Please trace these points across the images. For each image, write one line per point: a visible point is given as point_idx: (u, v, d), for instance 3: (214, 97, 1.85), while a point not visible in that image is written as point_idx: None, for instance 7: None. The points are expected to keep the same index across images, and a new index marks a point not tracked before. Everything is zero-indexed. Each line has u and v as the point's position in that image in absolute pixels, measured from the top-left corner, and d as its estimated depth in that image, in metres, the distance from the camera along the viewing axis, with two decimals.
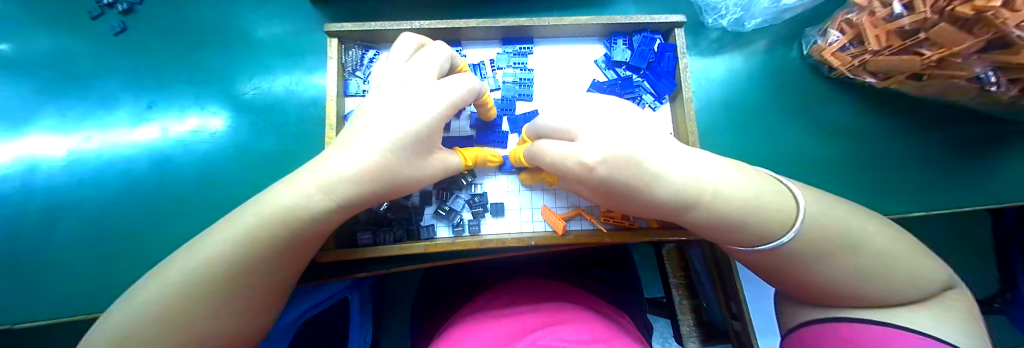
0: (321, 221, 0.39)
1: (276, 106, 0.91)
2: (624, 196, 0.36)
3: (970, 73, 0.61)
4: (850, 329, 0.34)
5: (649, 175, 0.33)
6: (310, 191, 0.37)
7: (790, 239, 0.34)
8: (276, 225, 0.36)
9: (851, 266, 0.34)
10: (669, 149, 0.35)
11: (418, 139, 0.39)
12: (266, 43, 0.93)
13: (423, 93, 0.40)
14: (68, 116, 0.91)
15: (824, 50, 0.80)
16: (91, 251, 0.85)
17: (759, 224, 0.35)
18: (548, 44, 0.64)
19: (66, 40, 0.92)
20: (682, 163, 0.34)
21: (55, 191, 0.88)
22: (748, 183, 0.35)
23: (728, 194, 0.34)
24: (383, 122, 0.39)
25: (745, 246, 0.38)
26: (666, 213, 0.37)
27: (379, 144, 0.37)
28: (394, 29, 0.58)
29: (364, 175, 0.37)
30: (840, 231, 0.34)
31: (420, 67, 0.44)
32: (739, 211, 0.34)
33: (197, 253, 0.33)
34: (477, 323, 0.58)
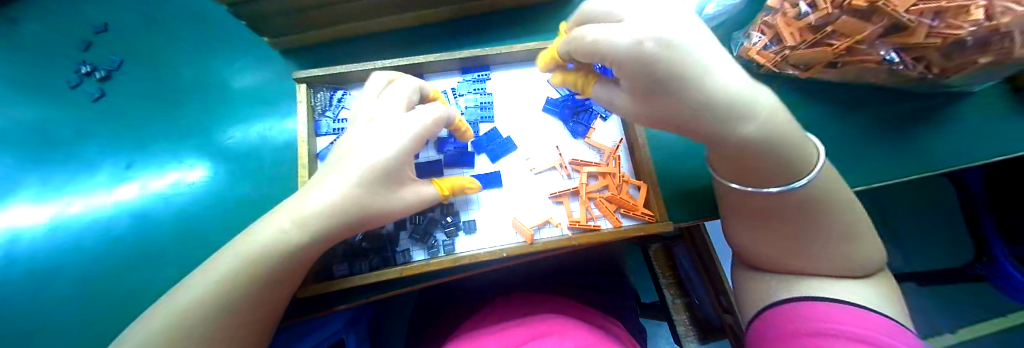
0: (293, 255, 0.43)
1: (253, 152, 0.94)
2: (669, 91, 0.38)
3: (876, 57, 0.69)
4: (812, 309, 0.46)
5: (700, 71, 0.35)
6: (286, 226, 0.42)
7: (799, 186, 0.44)
8: (252, 261, 0.41)
9: (781, 159, 0.41)
10: (712, 48, 0.38)
11: (385, 170, 0.44)
12: (240, 94, 0.97)
13: (388, 127, 0.46)
14: (47, 184, 0.93)
15: (749, 50, 0.86)
16: (73, 318, 0.84)
17: (743, 119, 0.38)
18: (502, 70, 0.70)
19: (44, 111, 0.95)
20: (735, 80, 0.37)
21: (38, 258, 0.88)
22: (786, 127, 0.40)
23: (780, 124, 0.39)
24: (355, 159, 0.44)
25: (763, 187, 0.46)
26: (716, 132, 0.40)
27: (346, 178, 0.42)
28: (358, 71, 0.63)
29: (334, 208, 0.42)
30: (795, 136, 0.41)
31: (387, 102, 0.50)
32: (776, 141, 0.39)
33: (188, 290, 0.39)
34: (465, 344, 0.60)
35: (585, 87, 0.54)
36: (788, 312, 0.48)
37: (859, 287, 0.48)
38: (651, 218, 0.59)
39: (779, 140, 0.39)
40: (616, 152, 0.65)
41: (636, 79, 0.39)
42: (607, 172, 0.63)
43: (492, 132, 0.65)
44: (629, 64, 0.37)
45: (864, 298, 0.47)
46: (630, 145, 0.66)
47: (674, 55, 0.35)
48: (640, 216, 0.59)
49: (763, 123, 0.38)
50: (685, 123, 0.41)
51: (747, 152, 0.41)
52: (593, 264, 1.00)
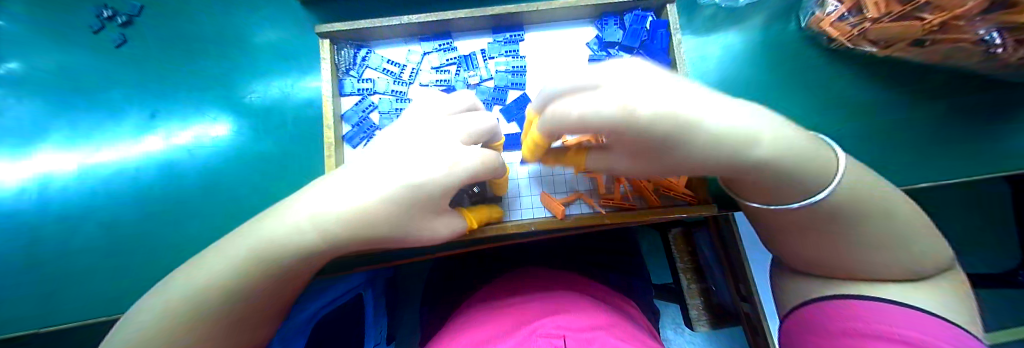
0: (312, 255, 0.34)
1: (275, 109, 0.93)
2: (665, 146, 0.29)
3: (973, 35, 0.59)
4: (865, 309, 0.35)
5: (684, 126, 0.26)
6: (302, 226, 0.32)
7: (822, 197, 0.33)
8: (268, 254, 0.32)
9: (791, 177, 0.31)
10: (694, 89, 0.29)
11: (428, 194, 0.35)
12: (262, 48, 0.94)
13: (441, 150, 0.37)
14: (77, 130, 0.94)
15: (823, 21, 0.80)
16: (106, 259, 0.87)
17: (755, 143, 0.28)
18: (538, 31, 0.63)
19: (70, 55, 0.95)
20: (722, 107, 0.28)
21: (69, 203, 0.90)
22: (798, 141, 0.31)
23: (785, 141, 0.29)
24: (395, 165, 0.35)
25: (775, 204, 0.37)
26: (723, 167, 0.30)
27: (379, 189, 0.33)
28: (384, 26, 0.58)
29: (359, 224, 0.33)
30: (802, 141, 0.31)
31: (448, 123, 0.41)
32: (791, 160, 0.30)
33: (198, 276, 0.30)
34: (480, 314, 0.59)
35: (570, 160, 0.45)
36: (821, 312, 0.39)
37: (923, 293, 0.36)
38: (691, 200, 0.57)
39: (790, 153, 0.30)
40: None
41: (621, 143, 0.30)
42: None
43: (522, 98, 0.60)
44: (611, 129, 0.28)
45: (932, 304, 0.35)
46: None
47: (647, 117, 0.26)
48: (678, 197, 0.58)
49: (771, 141, 0.29)
50: (694, 168, 0.31)
51: (762, 176, 0.31)
52: (612, 246, 0.97)
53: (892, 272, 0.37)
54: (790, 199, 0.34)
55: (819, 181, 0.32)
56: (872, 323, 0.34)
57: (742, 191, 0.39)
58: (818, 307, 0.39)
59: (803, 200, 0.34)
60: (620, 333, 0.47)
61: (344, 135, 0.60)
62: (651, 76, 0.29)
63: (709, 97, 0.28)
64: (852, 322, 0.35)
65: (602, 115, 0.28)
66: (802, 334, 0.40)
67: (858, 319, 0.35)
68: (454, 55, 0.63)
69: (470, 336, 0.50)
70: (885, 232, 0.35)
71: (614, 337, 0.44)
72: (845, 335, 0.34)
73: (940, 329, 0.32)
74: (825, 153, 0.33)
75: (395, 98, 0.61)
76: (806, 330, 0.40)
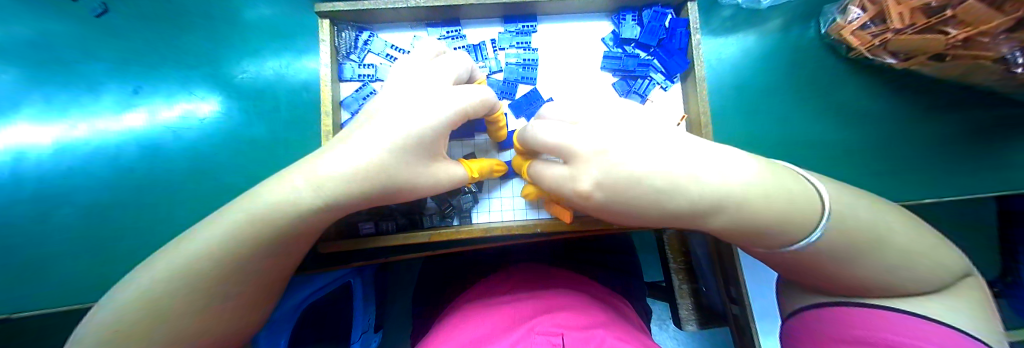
0: (308, 220, 0.34)
1: (269, 90, 0.88)
2: (632, 214, 0.32)
3: (996, 53, 0.58)
4: (896, 324, 0.34)
5: (651, 199, 0.29)
6: (297, 185, 0.32)
7: (817, 238, 0.32)
8: (275, 221, 0.32)
9: (763, 231, 0.32)
10: (671, 148, 0.30)
11: (421, 138, 0.37)
12: (256, 25, 0.89)
13: (429, 98, 0.38)
14: (53, 103, 0.89)
15: (844, 28, 0.77)
16: (83, 241, 0.84)
17: (725, 209, 0.30)
18: (553, 22, 0.60)
19: (46, 22, 0.89)
20: (701, 168, 0.29)
21: (45, 180, 0.86)
22: (773, 188, 0.31)
23: (754, 202, 0.30)
24: (391, 118, 0.36)
25: (765, 247, 0.36)
26: (683, 223, 0.33)
27: (387, 141, 0.34)
28: (389, 8, 0.54)
29: (360, 180, 0.33)
30: (771, 195, 0.30)
31: (427, 70, 0.42)
32: (764, 218, 0.31)
33: (203, 239, 0.30)
34: (479, 311, 0.57)
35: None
36: (843, 318, 0.37)
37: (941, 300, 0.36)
38: None
39: (772, 211, 0.31)
40: None
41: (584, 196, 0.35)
42: None
43: (532, 94, 0.57)
44: (578, 199, 0.35)
45: (960, 315, 0.35)
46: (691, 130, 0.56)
47: (600, 198, 0.32)
48: None
49: (733, 211, 0.30)
50: (657, 224, 0.34)
51: (739, 234, 0.34)
52: (612, 246, 0.96)
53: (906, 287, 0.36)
54: (783, 243, 0.34)
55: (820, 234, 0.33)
56: (872, 334, 0.35)
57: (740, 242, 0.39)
58: (823, 313, 0.40)
59: (799, 243, 0.33)
60: (617, 330, 0.47)
61: (342, 123, 0.56)
62: (625, 130, 0.32)
63: (680, 160, 0.29)
64: (851, 330, 0.36)
65: (567, 185, 0.35)
66: (807, 334, 0.41)
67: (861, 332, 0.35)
68: (462, 44, 0.59)
69: (471, 332, 0.48)
70: (895, 255, 0.34)
71: (613, 336, 0.43)
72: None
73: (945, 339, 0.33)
74: (810, 196, 0.33)
75: None
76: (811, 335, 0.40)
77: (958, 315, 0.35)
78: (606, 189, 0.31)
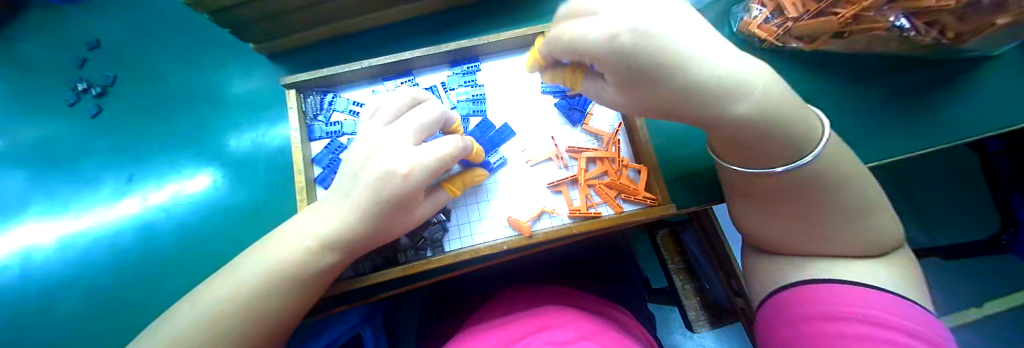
0: (301, 270, 0.47)
1: (250, 159, 0.95)
2: (657, 81, 0.32)
3: (885, 23, 0.66)
4: (871, 301, 0.42)
5: (682, 58, 0.30)
6: (306, 244, 0.47)
7: (804, 162, 0.41)
8: (299, 266, 0.47)
9: (778, 130, 0.37)
10: (706, 31, 0.33)
11: (394, 200, 0.44)
12: (234, 101, 0.97)
13: (399, 155, 0.44)
14: (55, 199, 0.94)
15: (750, 24, 0.85)
16: (89, 330, 0.87)
17: (737, 101, 0.33)
18: (493, 60, 0.68)
19: (46, 129, 0.97)
20: (736, 56, 0.33)
21: (50, 276, 0.90)
22: (779, 93, 0.37)
23: (770, 94, 0.35)
24: (366, 184, 0.44)
25: (761, 164, 0.44)
26: (709, 113, 0.35)
27: (360, 208, 0.44)
28: (346, 72, 0.62)
29: (348, 233, 0.46)
30: (780, 99, 0.36)
31: (393, 131, 0.46)
32: (772, 114, 0.36)
33: (232, 285, 0.44)
34: (472, 339, 0.58)
35: (575, 83, 0.46)
36: (827, 298, 0.44)
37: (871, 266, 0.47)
38: (654, 201, 0.57)
39: (773, 114, 0.36)
40: (615, 137, 0.63)
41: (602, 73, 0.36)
42: (606, 157, 0.61)
43: (484, 122, 0.63)
44: (602, 57, 0.33)
45: (882, 276, 0.46)
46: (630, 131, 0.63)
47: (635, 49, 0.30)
48: (642, 200, 0.58)
49: (759, 96, 0.34)
50: (676, 111, 0.36)
51: (742, 134, 0.38)
52: (603, 254, 0.98)
53: (839, 250, 0.47)
54: (776, 163, 0.42)
55: (799, 146, 0.40)
56: (850, 309, 0.42)
57: (728, 161, 0.49)
58: (800, 291, 0.47)
59: (789, 164, 0.41)
60: (605, 341, 0.48)
61: (316, 177, 0.61)
62: (667, 13, 0.31)
63: (716, 46, 0.32)
64: (834, 307, 0.42)
65: (591, 38, 0.33)
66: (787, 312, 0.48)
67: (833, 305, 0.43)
68: (416, 90, 0.66)
69: None
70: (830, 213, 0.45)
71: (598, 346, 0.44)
72: (824, 319, 0.42)
73: (902, 309, 0.41)
74: (807, 117, 0.40)
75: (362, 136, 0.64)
76: (790, 309, 0.47)
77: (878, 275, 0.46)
78: (636, 34, 0.29)
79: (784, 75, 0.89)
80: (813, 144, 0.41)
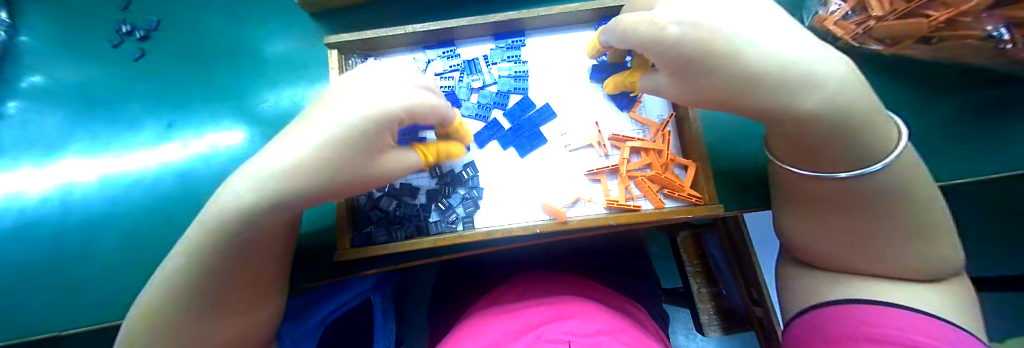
0: (254, 229, 0.34)
1: (285, 117, 0.95)
2: (707, 67, 0.35)
3: (980, 32, 0.60)
4: (913, 323, 0.38)
5: (728, 46, 0.32)
6: (238, 191, 0.31)
7: (878, 169, 0.36)
8: (224, 231, 0.32)
9: (848, 133, 0.34)
10: (775, 21, 0.33)
11: (364, 134, 0.35)
12: (272, 58, 0.97)
13: (378, 91, 0.38)
14: (98, 137, 0.98)
15: (827, 19, 0.79)
16: (119, 267, 0.90)
17: (813, 85, 0.30)
18: (540, 36, 0.64)
19: (91, 69, 0.99)
20: (802, 43, 0.31)
21: (90, 211, 0.93)
22: (861, 91, 0.32)
23: (845, 90, 0.31)
24: (338, 109, 0.34)
25: (822, 170, 0.40)
26: (766, 107, 0.34)
27: (319, 135, 0.32)
28: (389, 36, 0.60)
29: (303, 177, 0.32)
30: (858, 97, 0.32)
31: (380, 78, 0.41)
32: (845, 112, 0.32)
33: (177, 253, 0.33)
34: (489, 319, 0.58)
35: (633, 83, 0.53)
36: (863, 318, 0.41)
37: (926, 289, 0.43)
38: (698, 200, 0.56)
39: (853, 109, 0.32)
40: (664, 129, 0.60)
41: (661, 61, 0.41)
42: (652, 149, 0.58)
43: (525, 101, 0.61)
44: (653, 44, 0.40)
45: (945, 305, 0.42)
46: (681, 123, 0.60)
47: (682, 35, 0.35)
48: (685, 197, 0.56)
49: (829, 89, 0.30)
50: (728, 101, 0.37)
51: (809, 131, 0.35)
52: (622, 250, 0.96)
53: (890, 271, 0.43)
54: (843, 168, 0.38)
55: (873, 147, 0.35)
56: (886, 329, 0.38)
57: (784, 162, 0.45)
58: (836, 311, 0.44)
59: (858, 170, 0.37)
60: (626, 338, 0.46)
61: None
62: (731, 7, 0.33)
63: (773, 28, 0.32)
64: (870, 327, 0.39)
65: (643, 28, 0.41)
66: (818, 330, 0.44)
67: (865, 322, 0.40)
68: (458, 61, 0.64)
69: (479, 341, 0.49)
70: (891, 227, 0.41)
71: (620, 343, 0.43)
72: (859, 338, 0.38)
73: (950, 335, 0.37)
74: (887, 125, 0.36)
75: None
76: (823, 328, 0.44)
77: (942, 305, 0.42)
78: (685, 26, 0.35)
79: None
80: (884, 155, 0.36)
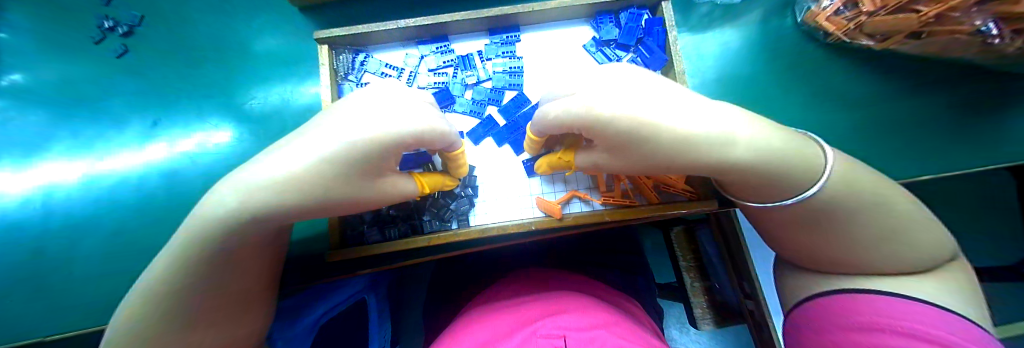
0: (246, 235, 0.33)
1: (276, 115, 0.94)
2: (645, 147, 0.33)
3: (969, 26, 0.60)
4: (922, 313, 0.34)
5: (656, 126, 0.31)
6: (224, 198, 0.29)
7: (814, 193, 0.34)
8: (212, 237, 0.30)
9: (781, 172, 0.33)
10: (676, 98, 0.33)
11: (371, 155, 0.35)
12: (262, 55, 0.95)
13: (386, 113, 0.36)
14: (79, 137, 0.95)
15: (818, 16, 0.81)
16: (106, 270, 0.88)
17: (730, 145, 0.31)
18: (534, 31, 0.64)
19: (72, 66, 0.96)
20: (707, 111, 0.31)
21: (72, 213, 0.91)
22: (776, 137, 0.33)
23: (763, 140, 0.32)
24: (335, 128, 0.33)
25: (766, 201, 0.38)
26: (706, 168, 0.33)
27: (321, 149, 0.31)
28: (381, 30, 0.58)
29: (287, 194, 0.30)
30: (779, 142, 0.32)
31: (390, 95, 0.39)
32: (772, 159, 0.32)
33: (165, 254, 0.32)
34: (482, 318, 0.57)
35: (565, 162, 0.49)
36: (863, 307, 0.37)
37: (936, 282, 0.37)
38: (691, 195, 0.57)
39: (775, 153, 0.32)
40: None
41: (598, 140, 0.37)
42: None
43: (519, 97, 0.61)
44: (585, 127, 0.36)
45: (960, 298, 0.36)
46: None
47: (609, 116, 0.33)
48: (678, 193, 0.57)
49: (748, 143, 0.31)
50: (673, 169, 0.34)
51: (741, 179, 0.34)
52: (617, 246, 0.96)
53: (897, 267, 0.37)
54: (783, 196, 0.36)
55: (805, 180, 0.34)
56: (887, 320, 0.35)
57: (730, 194, 0.42)
58: (833, 299, 0.40)
59: (795, 196, 0.35)
60: (621, 330, 0.46)
61: None
62: (625, 89, 0.34)
63: (681, 104, 0.31)
64: (870, 319, 0.35)
65: (575, 110, 0.36)
66: (817, 323, 0.40)
67: (865, 313, 0.36)
68: (452, 57, 0.63)
69: (472, 340, 0.48)
70: (893, 224, 0.36)
71: (615, 336, 0.43)
72: (857, 332, 0.35)
73: (966, 329, 0.32)
74: (814, 154, 0.35)
75: None
76: (820, 320, 0.40)
77: (957, 299, 0.36)
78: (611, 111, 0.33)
79: (836, 75, 0.92)
80: (815, 179, 0.34)
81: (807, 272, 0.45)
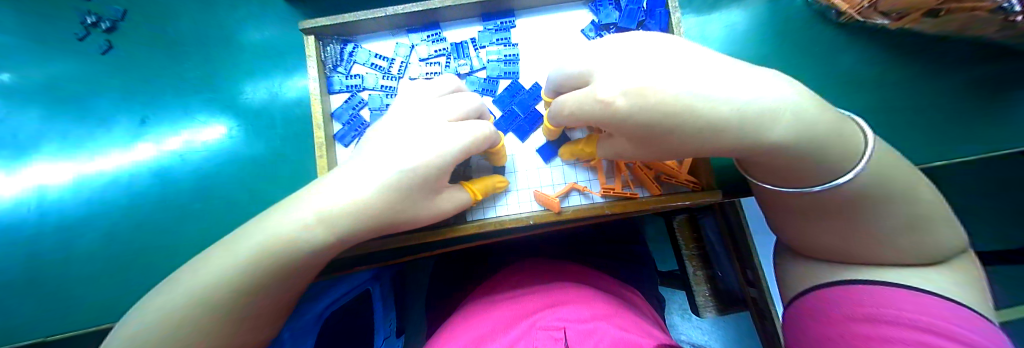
0: (315, 249, 0.34)
1: (266, 110, 0.92)
2: (671, 135, 0.29)
3: (991, 3, 0.57)
4: (933, 305, 0.33)
5: (689, 105, 0.27)
6: (302, 222, 0.33)
7: (845, 182, 0.32)
8: (275, 250, 0.32)
9: (819, 155, 0.30)
10: (707, 70, 0.29)
11: (425, 178, 0.37)
12: (250, 48, 0.93)
13: (433, 132, 0.38)
14: (68, 138, 0.94)
15: None
16: (104, 270, 0.88)
17: (768, 122, 0.27)
18: (530, 16, 0.61)
19: (56, 64, 0.94)
20: (742, 81, 0.28)
21: (67, 213, 0.91)
22: (818, 112, 0.29)
23: (806, 116, 0.28)
24: (393, 154, 0.36)
25: (791, 186, 0.35)
26: (736, 151, 0.29)
27: (377, 178, 0.34)
28: (370, 19, 0.56)
29: (360, 214, 0.34)
30: (821, 119, 0.29)
31: (432, 107, 0.42)
32: (814, 138, 0.28)
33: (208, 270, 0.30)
34: (477, 312, 0.56)
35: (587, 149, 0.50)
36: (874, 299, 0.35)
37: (942, 274, 0.36)
38: (696, 186, 0.55)
39: (813, 129, 0.28)
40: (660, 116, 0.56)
41: (616, 130, 0.34)
42: None
43: (514, 86, 0.58)
44: (601, 119, 0.34)
45: (968, 289, 0.35)
46: None
47: (628, 107, 0.30)
48: (681, 183, 0.55)
49: (789, 120, 0.27)
50: (702, 152, 0.31)
51: (776, 160, 0.30)
52: (618, 236, 0.95)
53: (906, 258, 0.36)
54: (814, 181, 0.32)
55: (846, 161, 0.31)
56: (898, 313, 0.33)
57: (753, 178, 0.38)
58: (841, 290, 0.38)
59: (824, 183, 0.32)
60: (620, 321, 0.45)
61: (335, 133, 0.58)
62: (645, 64, 0.31)
63: (712, 78, 0.28)
64: (881, 311, 0.34)
65: (589, 105, 0.34)
66: (821, 315, 0.38)
67: (878, 305, 0.34)
68: (444, 45, 0.61)
69: (468, 335, 0.47)
70: (914, 213, 0.34)
71: (615, 327, 0.42)
72: (870, 324, 0.33)
73: (975, 321, 0.32)
74: (854, 133, 0.32)
75: (385, 93, 0.60)
76: (826, 311, 0.38)
77: (965, 290, 0.35)
78: (632, 97, 0.29)
79: (845, 57, 0.89)
80: (855, 162, 0.31)
81: (808, 264, 0.43)
